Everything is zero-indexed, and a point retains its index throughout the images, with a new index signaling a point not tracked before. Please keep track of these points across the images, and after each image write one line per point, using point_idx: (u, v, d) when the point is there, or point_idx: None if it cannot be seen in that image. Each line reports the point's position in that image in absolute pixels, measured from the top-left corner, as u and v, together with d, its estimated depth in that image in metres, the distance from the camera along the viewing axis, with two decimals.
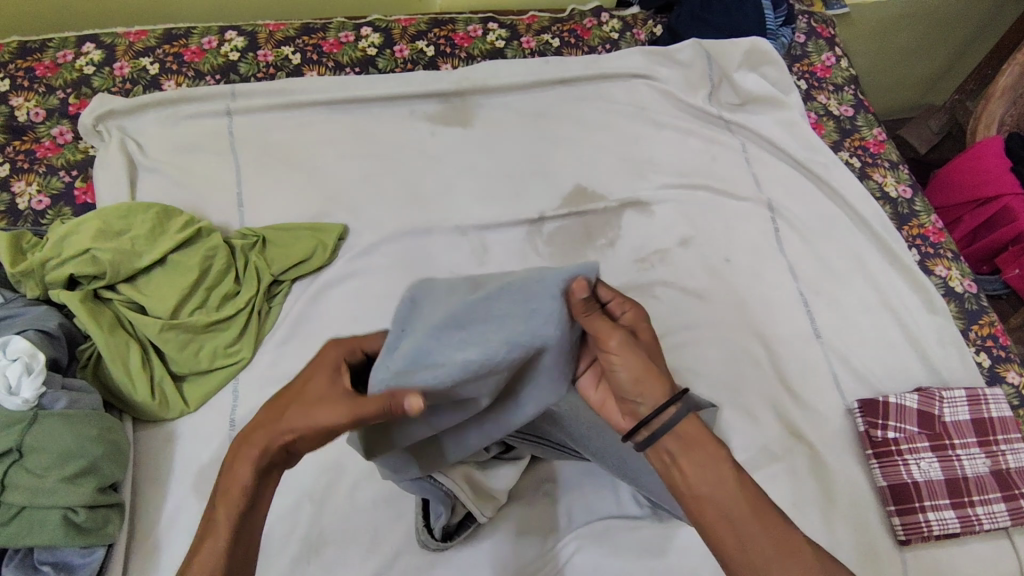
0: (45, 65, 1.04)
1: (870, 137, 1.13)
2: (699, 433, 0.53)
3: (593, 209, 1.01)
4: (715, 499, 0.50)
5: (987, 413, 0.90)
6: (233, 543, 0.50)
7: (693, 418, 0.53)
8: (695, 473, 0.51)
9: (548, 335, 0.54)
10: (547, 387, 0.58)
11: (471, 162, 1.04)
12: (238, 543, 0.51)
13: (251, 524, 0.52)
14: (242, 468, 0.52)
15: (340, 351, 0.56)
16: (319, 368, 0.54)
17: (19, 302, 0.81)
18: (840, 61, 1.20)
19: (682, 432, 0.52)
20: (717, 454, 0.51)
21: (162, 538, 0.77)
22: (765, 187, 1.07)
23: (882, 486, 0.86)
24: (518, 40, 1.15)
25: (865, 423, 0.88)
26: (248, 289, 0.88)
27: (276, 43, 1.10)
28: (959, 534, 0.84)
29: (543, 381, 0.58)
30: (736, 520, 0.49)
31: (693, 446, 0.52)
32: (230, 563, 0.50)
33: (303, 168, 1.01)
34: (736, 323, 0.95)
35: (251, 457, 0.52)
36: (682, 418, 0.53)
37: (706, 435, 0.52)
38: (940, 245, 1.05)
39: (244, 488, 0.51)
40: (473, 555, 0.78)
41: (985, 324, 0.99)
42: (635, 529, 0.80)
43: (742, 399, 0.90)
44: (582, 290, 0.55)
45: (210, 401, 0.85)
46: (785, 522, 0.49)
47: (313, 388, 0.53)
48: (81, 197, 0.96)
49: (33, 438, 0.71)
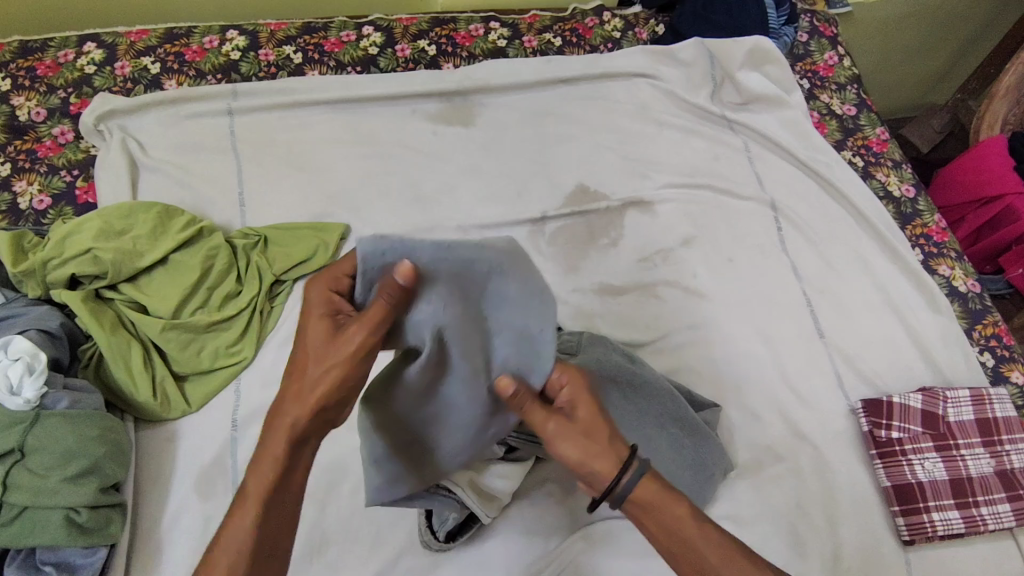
0: (47, 65, 1.04)
1: (873, 136, 1.13)
2: (658, 494, 0.50)
3: (596, 208, 1.01)
4: (687, 549, 0.50)
5: (992, 413, 0.89)
6: (265, 515, 0.49)
7: (649, 481, 0.50)
8: (663, 532, 0.50)
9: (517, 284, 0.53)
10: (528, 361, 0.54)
11: (473, 161, 1.04)
12: (271, 513, 0.50)
13: (287, 492, 0.51)
14: (275, 434, 0.50)
15: (326, 286, 0.53)
16: (315, 310, 0.52)
17: (20, 302, 0.81)
18: (843, 60, 1.20)
19: (640, 500, 0.50)
20: (679, 512, 0.50)
21: (164, 538, 0.77)
22: (767, 186, 1.07)
23: (886, 486, 0.86)
24: (520, 39, 1.15)
25: (869, 423, 0.88)
26: (250, 288, 0.88)
27: (278, 43, 1.10)
28: (963, 534, 0.84)
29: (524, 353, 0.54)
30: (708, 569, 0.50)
31: (656, 510, 0.50)
32: (263, 532, 0.49)
33: (305, 167, 1.01)
34: (740, 323, 0.95)
35: (281, 423, 0.50)
36: (638, 484, 0.50)
37: (665, 495, 0.50)
38: (944, 244, 1.05)
39: (276, 455, 0.49)
40: (477, 556, 0.78)
41: (989, 324, 0.99)
42: (638, 529, 0.80)
43: (746, 398, 0.90)
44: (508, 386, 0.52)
45: (212, 401, 0.84)
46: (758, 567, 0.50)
47: (320, 333, 0.51)
48: (82, 197, 0.96)
49: (35, 438, 0.71)
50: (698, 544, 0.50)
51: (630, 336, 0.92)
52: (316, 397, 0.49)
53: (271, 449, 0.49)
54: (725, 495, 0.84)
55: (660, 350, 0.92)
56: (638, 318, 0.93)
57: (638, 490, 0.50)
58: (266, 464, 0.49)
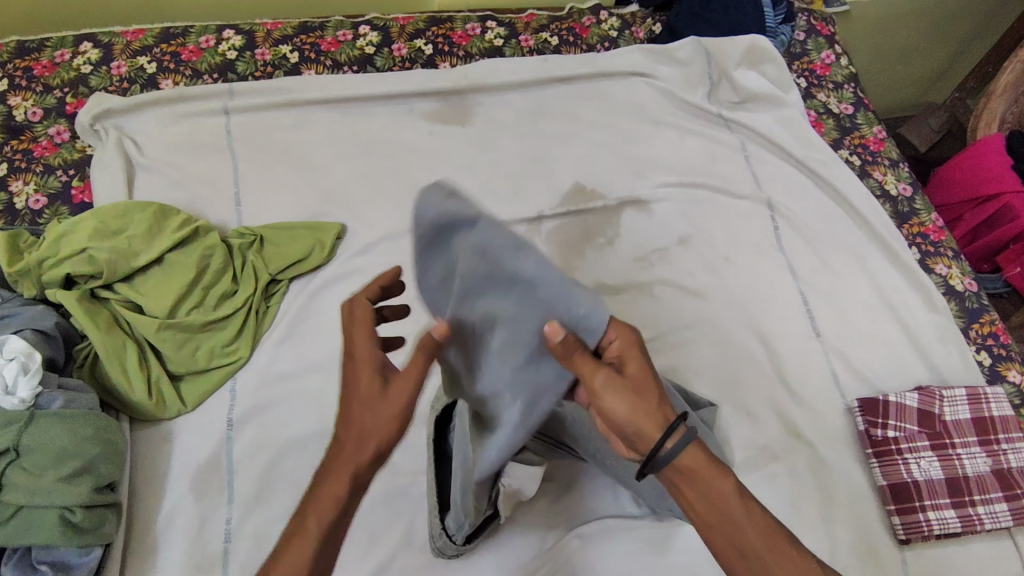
0: (43, 64, 1.04)
1: (870, 135, 1.13)
2: (701, 460, 0.52)
3: (592, 208, 1.01)
4: (721, 515, 0.52)
5: (988, 412, 0.89)
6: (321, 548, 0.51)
7: (695, 449, 0.52)
8: (702, 498, 0.52)
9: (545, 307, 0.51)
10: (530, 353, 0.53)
11: (469, 160, 1.04)
12: (326, 547, 0.51)
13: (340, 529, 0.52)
14: (333, 481, 0.51)
15: (372, 344, 0.54)
16: (363, 365, 0.53)
17: (15, 302, 0.81)
18: (840, 58, 1.20)
19: (685, 467, 0.52)
20: (722, 486, 0.52)
21: (159, 538, 0.77)
22: (764, 185, 1.07)
23: (881, 485, 0.86)
24: (517, 39, 1.15)
25: (865, 422, 0.88)
26: (245, 288, 0.88)
27: (274, 42, 1.09)
28: (959, 534, 0.84)
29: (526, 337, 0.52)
30: (747, 548, 0.51)
31: (698, 476, 0.52)
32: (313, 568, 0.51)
33: (301, 167, 1.01)
34: (737, 322, 0.95)
35: (345, 468, 0.51)
36: (685, 449, 0.51)
37: (710, 465, 0.52)
38: (940, 243, 1.04)
39: (335, 497, 0.51)
40: (472, 555, 0.78)
41: (986, 323, 0.98)
42: (633, 529, 0.80)
43: (742, 398, 0.90)
44: (557, 333, 0.50)
45: (207, 400, 0.84)
46: (796, 549, 0.52)
47: (371, 388, 0.52)
48: (78, 196, 0.96)
49: (30, 438, 0.70)
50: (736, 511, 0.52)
51: None
52: (378, 445, 0.51)
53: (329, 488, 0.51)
54: None
55: (656, 349, 0.92)
56: (634, 317, 0.94)
57: (682, 456, 0.52)
58: (325, 501, 0.51)
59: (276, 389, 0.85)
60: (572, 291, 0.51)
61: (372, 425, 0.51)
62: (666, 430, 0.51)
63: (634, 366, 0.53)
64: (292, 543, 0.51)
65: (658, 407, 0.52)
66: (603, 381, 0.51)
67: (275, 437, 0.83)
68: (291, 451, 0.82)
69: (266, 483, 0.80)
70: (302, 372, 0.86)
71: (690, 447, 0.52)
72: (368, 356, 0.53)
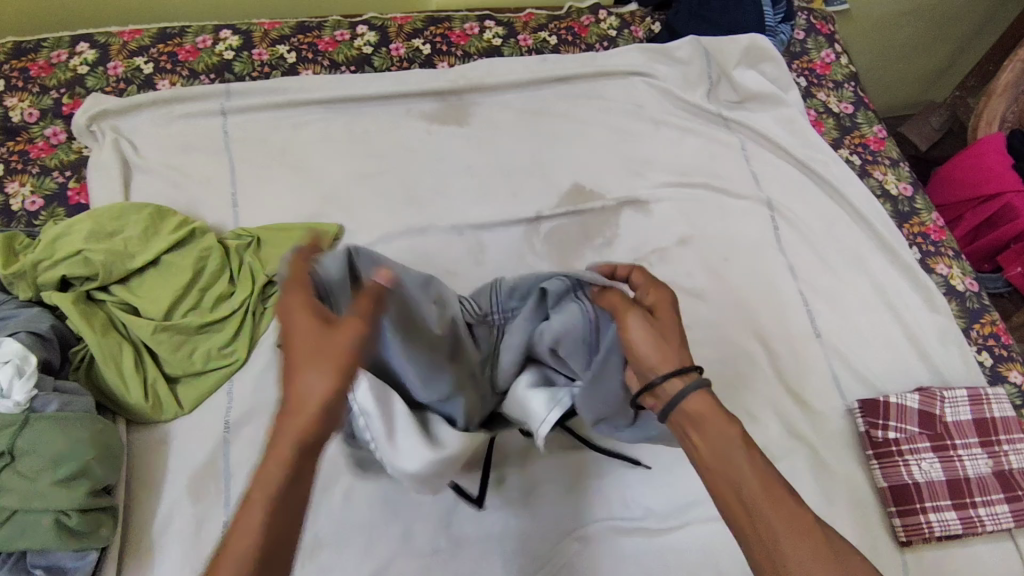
0: (40, 66, 1.04)
1: (870, 134, 1.13)
2: (708, 404, 0.55)
3: (591, 208, 1.00)
4: (729, 477, 0.52)
5: (989, 413, 0.89)
6: (273, 521, 0.46)
7: (701, 395, 0.55)
8: (708, 446, 0.53)
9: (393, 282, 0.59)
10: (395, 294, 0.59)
11: (467, 160, 1.03)
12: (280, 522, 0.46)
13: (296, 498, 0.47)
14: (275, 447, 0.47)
15: (298, 292, 0.52)
16: (297, 315, 0.50)
17: (11, 305, 0.80)
18: (840, 57, 1.19)
19: (690, 411, 0.55)
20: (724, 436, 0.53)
21: (155, 541, 0.77)
22: (764, 185, 1.06)
23: (882, 487, 0.85)
24: (515, 38, 1.14)
25: (866, 424, 0.87)
26: (242, 289, 0.87)
27: (272, 42, 1.09)
28: (961, 536, 0.83)
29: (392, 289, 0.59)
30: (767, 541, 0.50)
31: (702, 421, 0.54)
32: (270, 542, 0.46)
33: (298, 167, 1.00)
34: (736, 324, 0.94)
35: (286, 431, 0.47)
36: (693, 391, 0.55)
37: (714, 412, 0.54)
38: (941, 242, 1.04)
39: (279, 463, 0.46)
40: (470, 557, 0.78)
41: (987, 323, 0.98)
42: (632, 532, 0.80)
43: (742, 398, 0.89)
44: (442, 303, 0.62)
45: (205, 402, 0.84)
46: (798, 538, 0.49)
47: (308, 331, 0.49)
48: (74, 198, 0.95)
49: (25, 442, 0.70)
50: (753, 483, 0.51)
51: None
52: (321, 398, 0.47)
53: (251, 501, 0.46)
54: None
55: None
56: None
57: (689, 397, 0.55)
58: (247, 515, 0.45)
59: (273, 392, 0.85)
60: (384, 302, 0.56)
61: (316, 377, 0.47)
62: (677, 366, 0.56)
63: (665, 314, 0.60)
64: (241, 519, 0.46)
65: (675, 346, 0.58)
66: (630, 321, 0.58)
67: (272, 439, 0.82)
68: None
69: None
70: None
71: (700, 392, 0.55)
72: (297, 308, 0.50)
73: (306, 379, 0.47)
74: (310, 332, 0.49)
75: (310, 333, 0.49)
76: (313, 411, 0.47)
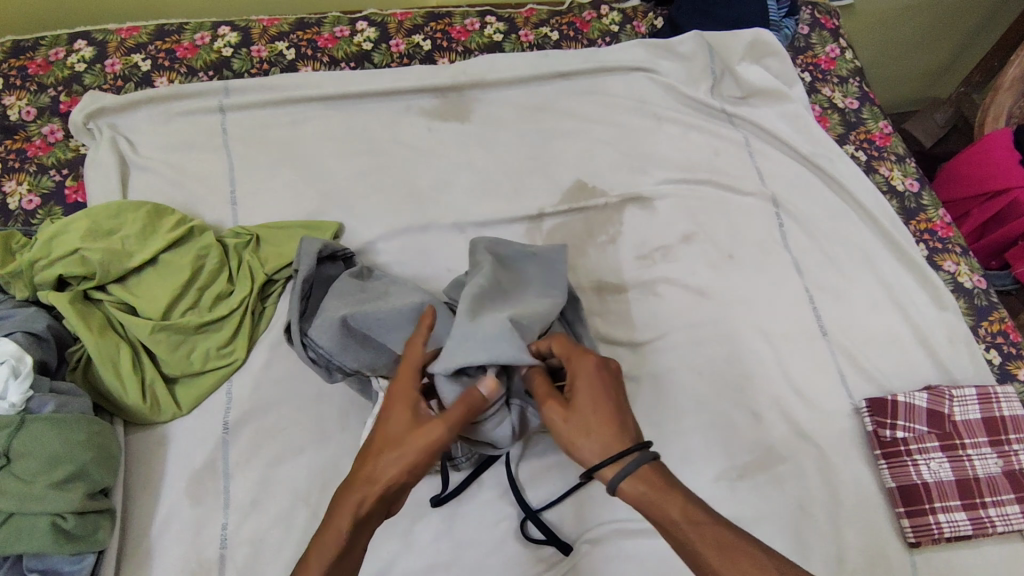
0: (38, 63, 1.03)
1: (876, 129, 1.11)
2: (643, 491, 0.56)
3: (594, 205, 0.99)
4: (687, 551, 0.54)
5: (999, 411, 0.87)
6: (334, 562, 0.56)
7: (637, 477, 0.57)
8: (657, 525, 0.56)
9: (393, 322, 0.75)
10: (396, 326, 0.75)
11: (468, 157, 1.02)
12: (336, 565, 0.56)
13: (356, 543, 0.57)
14: (343, 505, 0.57)
15: (411, 381, 0.63)
16: (399, 397, 0.61)
17: (7, 304, 0.79)
18: (845, 53, 1.18)
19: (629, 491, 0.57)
20: (667, 507, 0.55)
21: (154, 544, 0.76)
22: (768, 181, 1.05)
23: (891, 487, 0.84)
24: (516, 33, 1.13)
25: (874, 423, 0.86)
26: (241, 288, 0.86)
27: (271, 39, 1.08)
28: (971, 537, 0.82)
29: (397, 324, 0.75)
30: None
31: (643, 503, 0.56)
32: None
33: (296, 164, 0.99)
34: (741, 322, 0.93)
35: (355, 497, 0.57)
36: (626, 478, 0.57)
37: (653, 490, 0.56)
38: (948, 239, 1.03)
39: (339, 531, 0.56)
40: (473, 559, 0.77)
41: (996, 321, 0.97)
42: (637, 535, 0.79)
43: (748, 398, 0.88)
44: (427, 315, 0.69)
45: (203, 403, 0.83)
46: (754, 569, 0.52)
47: (396, 420, 0.60)
48: (71, 196, 0.94)
49: (21, 444, 0.69)
50: (707, 549, 0.53)
51: (628, 334, 0.90)
52: (389, 476, 0.57)
53: (335, 526, 0.56)
54: (725, 496, 0.82)
55: (659, 348, 0.90)
56: (636, 317, 0.92)
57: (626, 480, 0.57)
58: (329, 538, 0.56)
59: (272, 393, 0.83)
60: (390, 331, 0.75)
61: (390, 454, 0.58)
62: (607, 458, 0.57)
63: (583, 393, 0.60)
64: (312, 554, 0.56)
65: (602, 434, 0.58)
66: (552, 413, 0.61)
67: (272, 440, 0.81)
68: (289, 455, 0.81)
69: (263, 487, 0.79)
70: (299, 373, 0.85)
71: (644, 467, 0.57)
72: (403, 391, 0.62)
73: (397, 458, 0.57)
74: (393, 438, 0.59)
75: (404, 425, 0.59)
76: (391, 486, 0.57)
